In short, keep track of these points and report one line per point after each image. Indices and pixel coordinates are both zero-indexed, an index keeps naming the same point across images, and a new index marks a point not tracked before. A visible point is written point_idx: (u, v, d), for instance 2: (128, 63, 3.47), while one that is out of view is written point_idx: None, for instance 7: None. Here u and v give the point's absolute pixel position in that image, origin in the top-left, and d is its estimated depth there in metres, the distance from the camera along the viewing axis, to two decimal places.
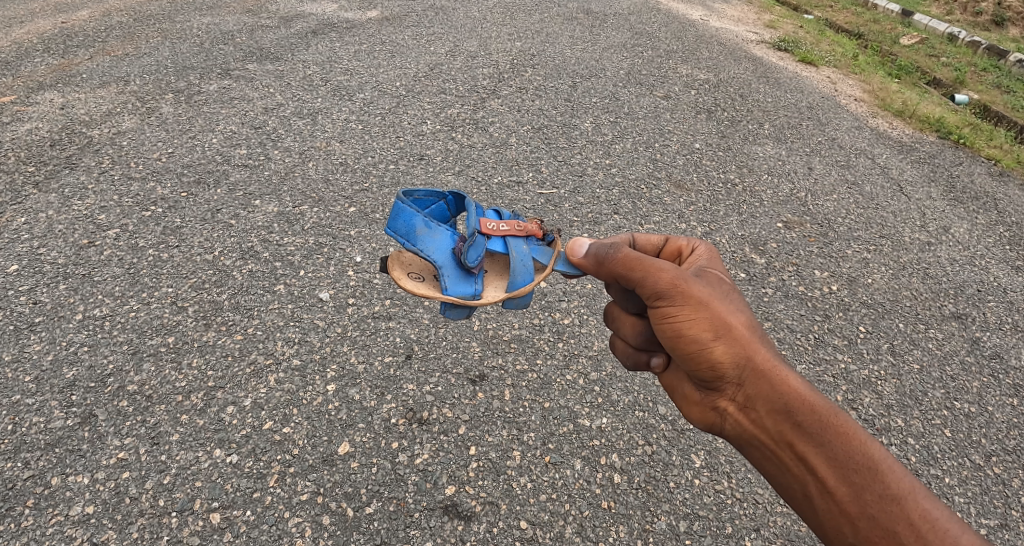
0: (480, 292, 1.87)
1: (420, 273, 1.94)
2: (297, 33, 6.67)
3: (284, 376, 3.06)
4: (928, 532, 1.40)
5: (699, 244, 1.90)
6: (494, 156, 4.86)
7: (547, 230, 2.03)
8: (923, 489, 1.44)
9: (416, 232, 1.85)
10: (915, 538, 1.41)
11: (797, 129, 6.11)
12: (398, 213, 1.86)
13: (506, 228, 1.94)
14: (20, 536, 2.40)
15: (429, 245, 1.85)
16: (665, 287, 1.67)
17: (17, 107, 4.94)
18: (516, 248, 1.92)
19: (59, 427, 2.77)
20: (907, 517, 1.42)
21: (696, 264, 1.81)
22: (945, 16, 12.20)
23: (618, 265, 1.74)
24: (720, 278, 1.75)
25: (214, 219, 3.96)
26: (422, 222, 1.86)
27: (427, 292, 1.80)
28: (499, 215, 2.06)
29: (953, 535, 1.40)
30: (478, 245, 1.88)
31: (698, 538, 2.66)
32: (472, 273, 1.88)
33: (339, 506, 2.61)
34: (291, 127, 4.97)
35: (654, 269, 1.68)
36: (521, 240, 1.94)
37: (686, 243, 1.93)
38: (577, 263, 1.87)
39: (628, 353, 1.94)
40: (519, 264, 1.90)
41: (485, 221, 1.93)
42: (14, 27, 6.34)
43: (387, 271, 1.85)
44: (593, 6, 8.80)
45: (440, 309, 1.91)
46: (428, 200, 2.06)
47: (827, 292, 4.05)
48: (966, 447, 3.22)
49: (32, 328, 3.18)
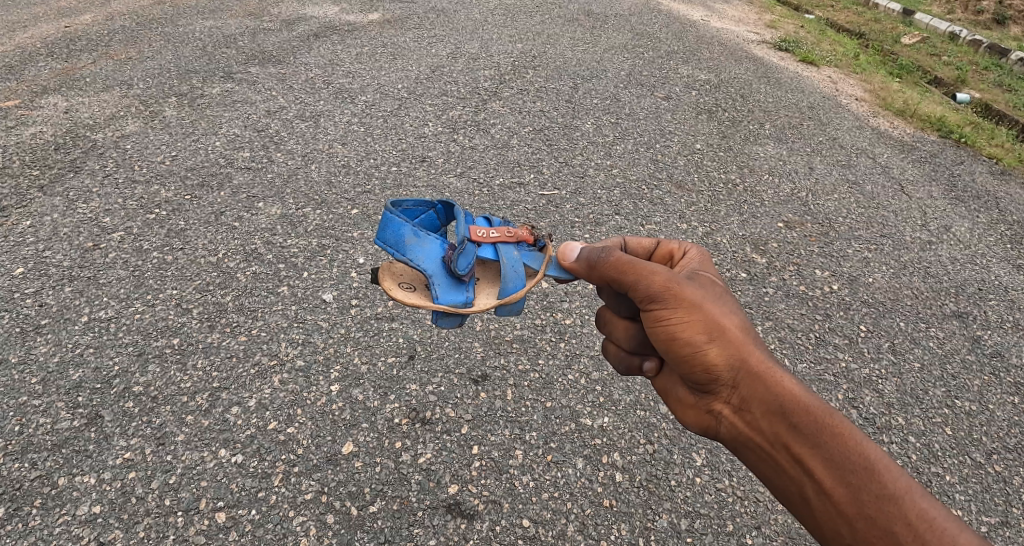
0: (471, 300, 1.89)
1: (411, 283, 1.96)
2: (299, 36, 6.70)
3: (288, 377, 3.09)
4: (927, 531, 1.42)
5: (691, 248, 1.92)
6: (496, 157, 4.89)
7: (538, 236, 2.06)
8: (919, 488, 1.46)
9: (406, 241, 1.88)
10: (913, 538, 1.42)
11: (798, 129, 6.13)
12: (387, 224, 1.89)
13: (496, 235, 1.97)
14: (27, 535, 2.43)
15: (418, 254, 1.88)
16: (657, 290, 1.68)
17: (22, 111, 4.98)
18: (506, 254, 1.94)
19: (66, 428, 2.79)
20: (905, 517, 1.44)
21: (689, 268, 1.83)
22: (947, 15, 12.18)
23: (610, 269, 1.77)
24: (713, 280, 1.77)
25: (218, 221, 3.99)
26: (411, 231, 1.89)
27: (418, 301, 1.82)
28: (489, 223, 2.09)
29: (951, 535, 1.41)
30: (468, 252, 1.90)
31: (700, 535, 2.68)
32: (464, 280, 1.90)
33: (343, 505, 2.64)
34: (294, 129, 5.00)
35: (646, 272, 1.70)
36: (511, 246, 1.97)
37: (678, 246, 1.94)
38: (569, 267, 1.91)
39: (620, 357, 1.96)
40: (510, 270, 1.92)
41: (475, 229, 1.97)
42: (18, 31, 6.39)
43: (377, 281, 1.87)
44: (594, 7, 8.83)
45: (432, 318, 1.92)
46: (417, 209, 2.10)
47: (828, 292, 4.07)
48: (966, 445, 3.23)
49: (38, 330, 3.21)
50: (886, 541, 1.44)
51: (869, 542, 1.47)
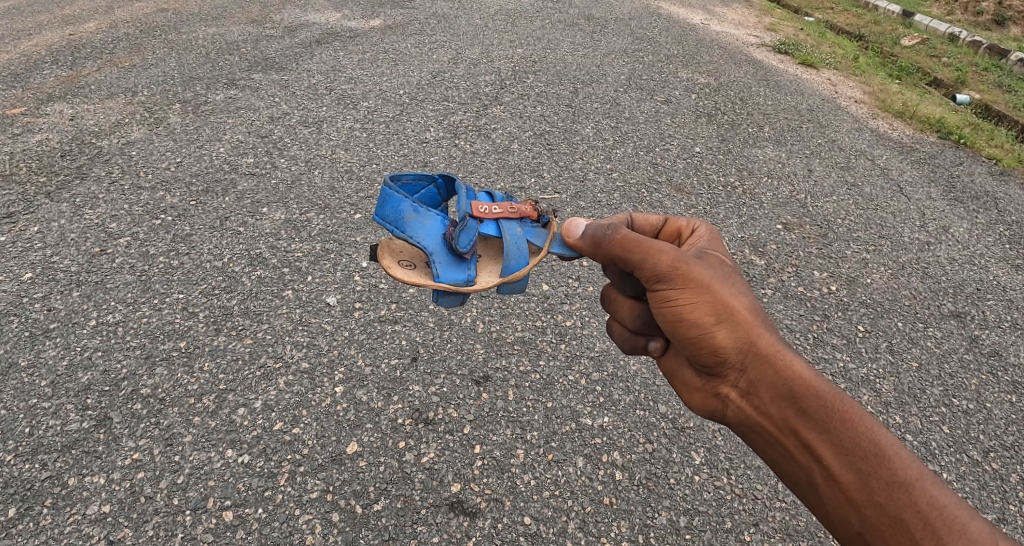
0: (473, 278, 1.94)
1: (410, 260, 2.02)
2: (302, 43, 6.78)
3: (293, 379, 3.14)
4: (937, 519, 1.45)
5: (699, 225, 1.97)
6: (497, 162, 4.95)
7: (541, 212, 2.10)
8: (930, 476, 1.49)
9: (405, 218, 1.93)
10: (923, 526, 1.46)
11: (797, 131, 6.18)
12: (386, 200, 1.94)
13: (498, 211, 2.01)
14: (39, 534, 2.48)
15: (418, 231, 1.92)
16: (665, 270, 1.73)
17: (28, 119, 5.05)
18: (508, 230, 1.99)
19: (75, 429, 2.85)
20: (915, 504, 1.47)
21: (697, 246, 1.88)
22: (946, 17, 12.23)
23: (617, 248, 1.80)
24: (721, 260, 1.82)
25: (223, 226, 4.04)
26: (410, 207, 1.94)
27: (417, 280, 1.88)
28: (491, 198, 2.13)
29: (961, 523, 1.45)
30: (469, 229, 1.95)
31: (699, 532, 2.72)
32: (465, 259, 1.94)
33: (348, 503, 2.69)
34: (297, 135, 5.06)
35: (653, 252, 1.74)
36: (513, 222, 2.02)
37: (686, 224, 2.00)
38: (573, 244, 1.94)
39: (625, 337, 2.01)
40: (514, 247, 1.96)
41: (476, 205, 2.01)
42: (22, 40, 6.47)
43: (378, 259, 1.92)
44: (595, 12, 8.91)
45: (433, 296, 1.98)
46: (418, 185, 2.15)
47: (826, 293, 4.11)
48: (964, 443, 3.27)
49: (47, 334, 3.26)
50: (895, 529, 1.48)
51: (877, 529, 1.51)
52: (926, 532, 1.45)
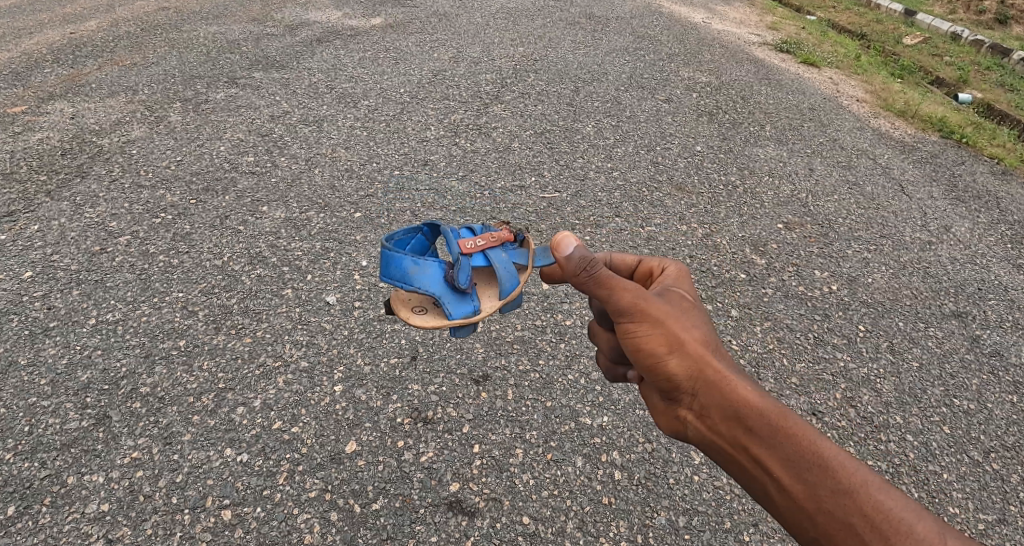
0: (480, 308, 1.94)
1: (421, 307, 1.98)
2: (303, 41, 6.77)
3: (292, 378, 3.13)
4: (883, 522, 1.45)
5: (669, 265, 1.95)
6: (498, 161, 4.94)
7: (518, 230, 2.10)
8: (876, 481, 1.49)
9: (408, 274, 1.89)
10: (873, 532, 1.45)
11: (798, 130, 6.16)
12: (386, 261, 1.90)
13: (484, 242, 2.00)
14: (37, 533, 2.49)
15: (422, 281, 1.89)
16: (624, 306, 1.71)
17: (29, 117, 5.05)
18: (497, 257, 1.99)
19: (74, 428, 2.85)
20: (861, 509, 1.47)
21: (662, 285, 1.87)
22: (949, 15, 12.19)
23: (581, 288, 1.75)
24: (676, 292, 1.83)
25: (223, 225, 4.04)
26: (409, 263, 1.90)
27: (436, 325, 1.85)
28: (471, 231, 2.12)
29: (908, 522, 1.44)
30: (465, 266, 1.93)
31: (698, 532, 2.72)
32: (469, 293, 1.94)
33: (347, 502, 2.69)
34: (298, 134, 5.05)
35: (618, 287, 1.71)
36: (498, 248, 2.01)
37: (657, 264, 1.97)
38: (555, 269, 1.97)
39: (607, 367, 2.02)
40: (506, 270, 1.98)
41: (463, 241, 1.99)
42: (24, 38, 6.47)
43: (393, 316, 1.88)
44: (596, 10, 8.89)
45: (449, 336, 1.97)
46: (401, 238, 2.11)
47: (827, 292, 4.10)
48: (964, 443, 3.26)
49: (47, 333, 3.27)
50: (846, 535, 1.47)
51: (831, 537, 1.50)
52: (875, 537, 1.44)
